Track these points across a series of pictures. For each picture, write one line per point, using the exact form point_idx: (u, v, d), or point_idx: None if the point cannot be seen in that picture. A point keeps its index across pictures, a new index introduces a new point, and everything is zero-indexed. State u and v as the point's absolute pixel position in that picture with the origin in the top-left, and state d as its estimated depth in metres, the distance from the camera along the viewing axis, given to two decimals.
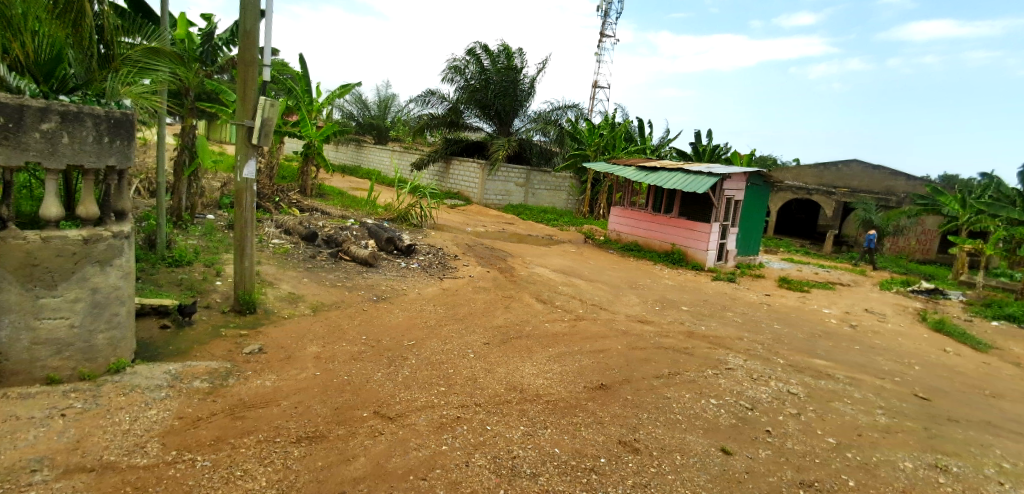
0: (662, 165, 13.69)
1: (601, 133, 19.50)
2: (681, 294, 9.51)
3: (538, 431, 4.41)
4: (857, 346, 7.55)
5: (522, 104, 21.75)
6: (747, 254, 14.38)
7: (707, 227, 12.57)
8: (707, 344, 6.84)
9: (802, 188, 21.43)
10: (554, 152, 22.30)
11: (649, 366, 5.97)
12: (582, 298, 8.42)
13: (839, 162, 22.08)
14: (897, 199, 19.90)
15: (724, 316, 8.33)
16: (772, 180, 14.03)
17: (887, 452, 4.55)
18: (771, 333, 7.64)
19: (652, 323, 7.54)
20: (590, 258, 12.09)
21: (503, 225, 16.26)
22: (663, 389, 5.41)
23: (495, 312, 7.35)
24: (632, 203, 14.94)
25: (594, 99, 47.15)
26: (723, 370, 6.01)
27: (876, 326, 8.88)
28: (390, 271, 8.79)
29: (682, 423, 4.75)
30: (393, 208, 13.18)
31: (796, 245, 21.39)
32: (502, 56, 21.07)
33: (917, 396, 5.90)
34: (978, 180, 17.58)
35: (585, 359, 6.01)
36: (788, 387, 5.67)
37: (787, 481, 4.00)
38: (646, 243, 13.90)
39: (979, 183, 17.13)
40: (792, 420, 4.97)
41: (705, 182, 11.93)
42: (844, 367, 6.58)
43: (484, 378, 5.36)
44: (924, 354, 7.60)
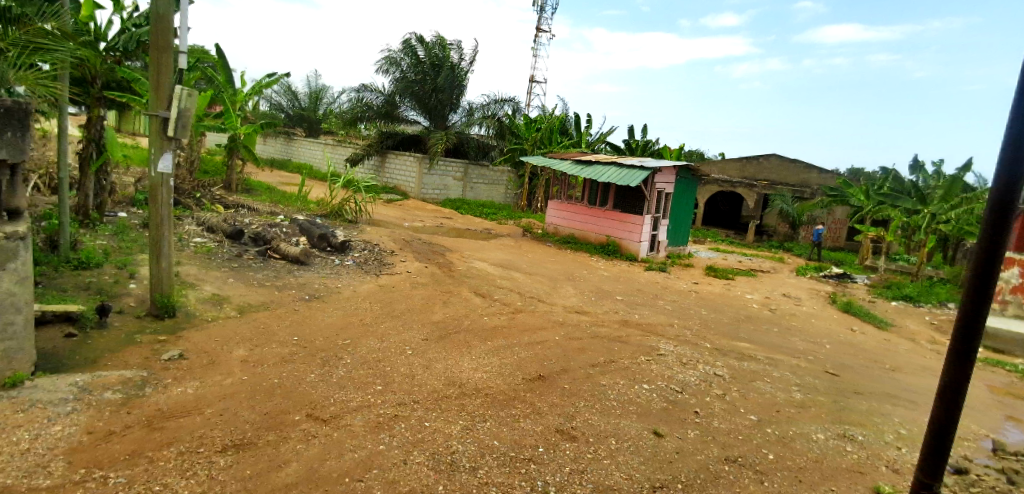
0: (597, 159, 14.04)
1: (538, 127, 19.68)
2: (615, 284, 9.80)
3: (476, 425, 4.41)
4: (775, 329, 8.06)
5: (459, 97, 21.54)
6: (677, 244, 15.04)
7: (639, 219, 13.01)
8: (639, 332, 7.10)
9: (727, 181, 22.62)
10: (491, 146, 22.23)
11: (585, 355, 6.10)
12: (520, 290, 8.48)
13: (760, 156, 23.32)
14: (811, 191, 21.39)
15: (656, 304, 8.65)
16: (700, 174, 14.70)
17: (802, 426, 4.90)
18: (699, 319, 8.03)
19: (588, 313, 7.71)
20: (528, 251, 12.21)
21: (442, 220, 16.07)
22: (599, 377, 5.55)
23: (434, 308, 7.27)
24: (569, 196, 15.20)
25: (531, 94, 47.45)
26: (654, 355, 6.25)
27: (793, 309, 9.54)
28: (323, 268, 8.49)
29: (617, 410, 4.88)
30: (326, 203, 12.74)
31: (722, 235, 22.55)
32: (437, 48, 20.89)
33: (828, 372, 6.38)
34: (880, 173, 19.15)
35: (524, 352, 6.07)
36: (714, 370, 5.96)
37: (713, 458, 4.23)
38: (582, 235, 14.18)
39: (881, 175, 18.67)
40: (718, 401, 5.24)
41: (638, 176, 12.34)
42: (765, 348, 7.00)
43: (422, 375, 5.29)
44: (834, 334, 8.24)
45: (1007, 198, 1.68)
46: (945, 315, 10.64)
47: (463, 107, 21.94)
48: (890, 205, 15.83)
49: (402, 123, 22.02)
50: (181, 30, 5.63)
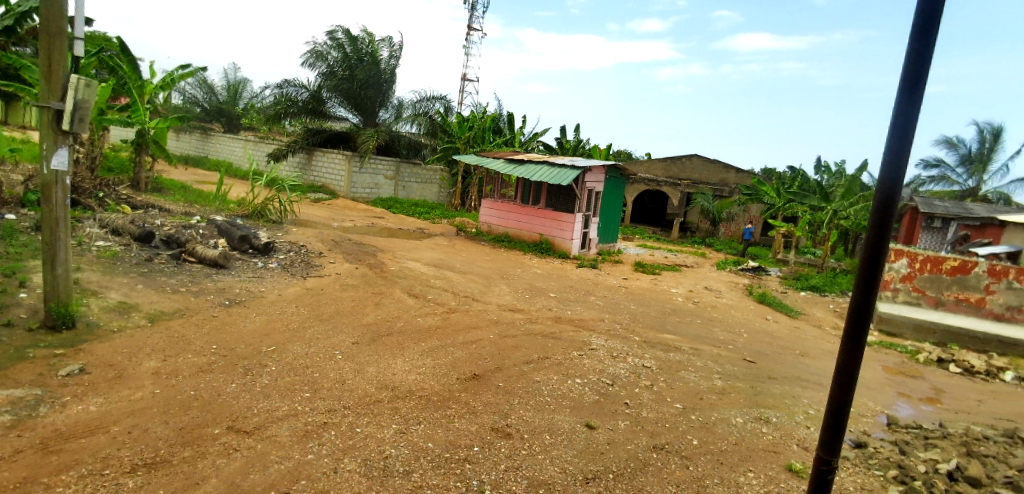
0: (529, 158, 14.19)
1: (471, 126, 19.61)
2: (548, 281, 9.94)
3: (410, 428, 4.33)
4: (699, 320, 8.49)
5: (389, 94, 21.13)
6: (607, 242, 15.51)
7: (571, 217, 13.28)
8: (572, 327, 7.25)
9: (653, 180, 23.59)
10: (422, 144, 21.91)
11: (520, 353, 6.15)
12: (454, 290, 8.41)
13: (683, 156, 24.51)
14: (729, 190, 22.73)
15: (588, 300, 8.86)
16: (628, 173, 15.23)
17: (723, 411, 5.19)
18: (628, 313, 8.30)
19: (522, 311, 7.78)
20: (462, 250, 12.14)
21: (373, 219, 15.66)
22: (533, 374, 5.61)
23: (365, 310, 7.07)
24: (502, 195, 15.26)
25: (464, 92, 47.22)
26: (586, 350, 6.40)
27: (714, 301, 10.08)
28: (245, 271, 8.04)
29: (551, 405, 4.96)
30: (247, 203, 12.06)
31: (649, 232, 23.48)
32: (365, 43, 20.46)
33: (745, 359, 6.80)
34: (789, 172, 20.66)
35: (458, 352, 6.02)
36: (642, 362, 6.19)
37: (642, 447, 4.40)
38: (516, 234, 14.30)
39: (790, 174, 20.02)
40: (646, 391, 5.44)
41: (569, 175, 12.59)
42: (689, 339, 7.36)
43: (353, 379, 5.12)
44: (751, 323, 8.80)
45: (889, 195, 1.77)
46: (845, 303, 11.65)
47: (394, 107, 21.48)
48: (798, 202, 17.08)
49: (330, 120, 21.16)
50: (77, 13, 5.11)
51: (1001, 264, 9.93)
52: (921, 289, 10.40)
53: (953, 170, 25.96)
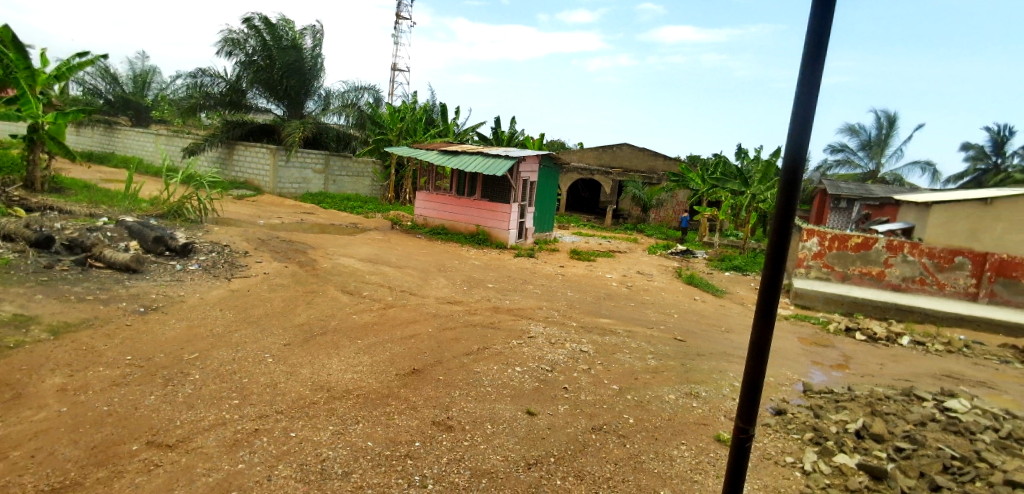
0: (463, 149, 14.09)
1: (403, 117, 19.19)
2: (486, 272, 9.95)
3: (348, 428, 4.21)
4: (632, 303, 8.79)
5: (314, 84, 20.47)
6: (543, 231, 15.74)
7: (507, 207, 13.32)
8: (511, 316, 7.30)
9: (585, 169, 24.15)
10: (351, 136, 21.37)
11: (459, 345, 6.13)
12: (390, 285, 8.25)
13: (614, 145, 25.20)
14: (657, 177, 23.71)
15: (526, 289, 8.95)
16: (561, 162, 15.46)
17: (656, 389, 5.41)
18: (565, 300, 8.46)
19: (460, 303, 7.75)
20: (398, 244, 11.90)
21: (302, 215, 15.04)
22: (473, 365, 5.60)
23: (296, 310, 6.79)
24: (437, 187, 15.11)
25: (395, 81, 46.18)
26: (526, 338, 6.47)
27: (646, 285, 10.47)
28: (161, 275, 7.50)
29: (491, 395, 4.98)
30: (162, 202, 11.24)
31: (584, 220, 24.02)
32: (284, 31, 19.46)
33: (676, 339, 7.12)
34: (711, 159, 21.77)
35: (396, 347, 5.91)
36: (580, 347, 6.33)
37: (581, 429, 4.52)
38: (452, 226, 14.19)
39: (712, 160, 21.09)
40: (584, 375, 5.58)
41: (503, 166, 12.62)
42: (623, 322, 7.62)
43: (286, 382, 4.92)
44: (680, 304, 9.22)
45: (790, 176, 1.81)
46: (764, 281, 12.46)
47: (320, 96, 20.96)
48: (720, 188, 18.03)
49: (252, 112, 20.26)
50: None
51: (898, 239, 10.91)
52: (831, 265, 11.27)
53: (855, 153, 28.25)
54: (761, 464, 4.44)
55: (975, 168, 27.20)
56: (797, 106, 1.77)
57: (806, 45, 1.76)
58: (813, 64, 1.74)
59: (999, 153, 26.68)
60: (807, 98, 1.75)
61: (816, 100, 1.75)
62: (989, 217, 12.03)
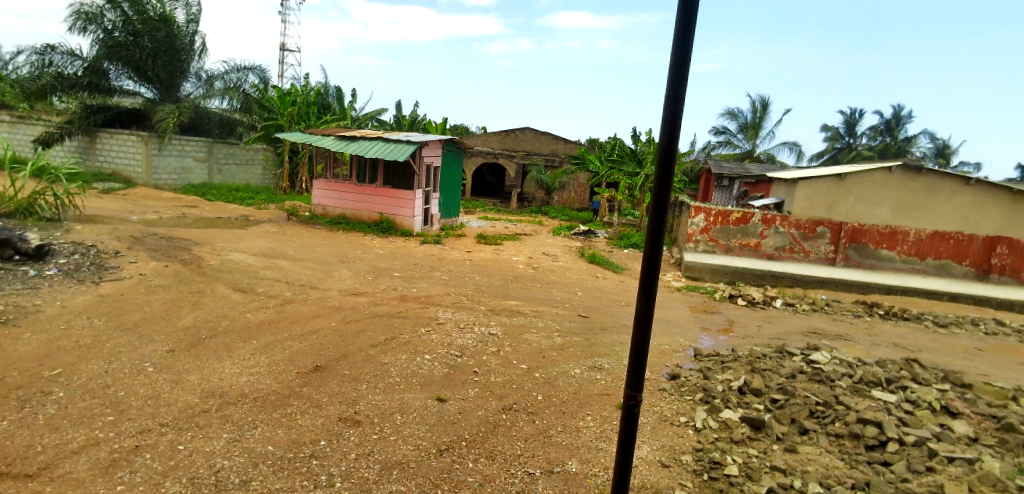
0: (361, 134, 13.56)
1: (294, 100, 17.99)
2: (392, 261, 9.73)
3: (245, 434, 3.95)
4: (538, 284, 9.01)
5: (189, 63, 18.76)
6: (450, 216, 15.65)
7: (410, 194, 13.04)
8: (418, 304, 7.20)
9: (490, 153, 24.36)
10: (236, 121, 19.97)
11: (365, 337, 5.95)
12: (288, 279, 7.80)
13: (516, 129, 25.54)
14: (559, 160, 24.51)
15: (433, 276, 8.86)
16: (465, 146, 15.39)
17: (562, 365, 5.60)
18: (473, 285, 8.49)
19: (365, 294, 7.51)
20: (296, 236, 11.24)
21: (184, 209, 13.73)
22: (381, 356, 5.47)
23: (181, 313, 6.21)
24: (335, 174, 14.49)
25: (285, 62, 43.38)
26: (434, 325, 6.43)
27: (551, 265, 10.77)
28: (10, 283, 6.51)
29: (400, 385, 4.89)
30: (6, 198, 9.71)
31: (490, 204, 24.18)
32: (150, 4, 17.46)
33: (580, 315, 7.42)
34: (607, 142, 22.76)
35: (295, 345, 5.60)
36: (489, 330, 6.41)
37: (492, 410, 4.59)
38: (354, 215, 13.69)
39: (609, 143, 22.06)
40: (493, 357, 5.65)
41: (404, 151, 12.34)
42: (530, 303, 7.80)
43: (171, 392, 4.51)
44: (584, 282, 9.59)
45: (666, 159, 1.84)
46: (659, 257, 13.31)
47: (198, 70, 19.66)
48: (616, 169, 18.95)
49: (117, 96, 18.12)
50: None
51: (771, 213, 12.07)
52: (716, 238, 12.27)
53: (735, 135, 30.80)
54: (659, 426, 4.78)
55: (833, 147, 30.68)
56: (667, 92, 1.79)
57: (674, 33, 1.78)
58: (681, 51, 1.76)
59: (851, 134, 30.33)
60: (676, 85, 1.78)
61: (685, 86, 1.78)
62: (842, 191, 13.72)
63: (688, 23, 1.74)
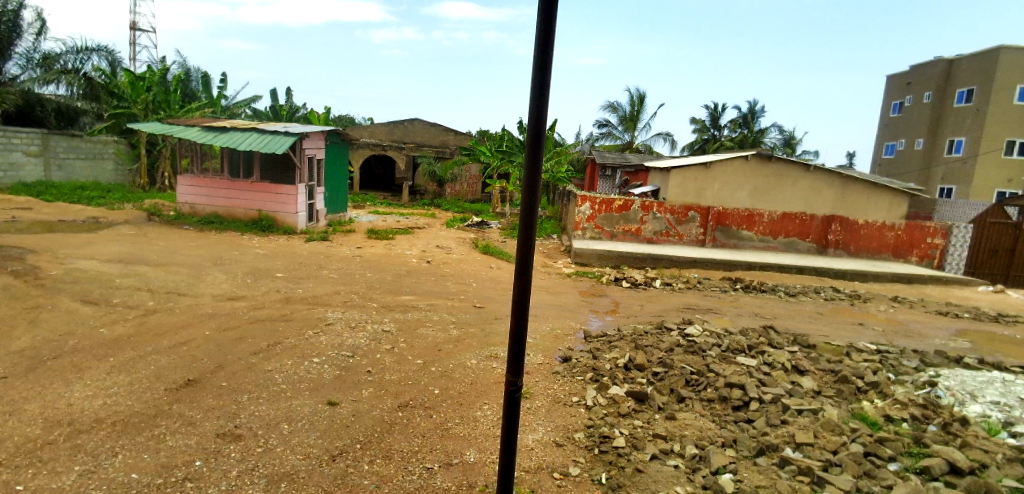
0: (232, 125, 12.50)
1: (149, 87, 16.05)
2: (274, 261, 9.12)
3: (103, 463, 3.50)
4: (433, 278, 8.94)
5: (13, 42, 16.21)
6: (337, 212, 14.97)
7: (292, 189, 12.27)
8: (305, 306, 6.82)
9: (378, 145, 23.67)
10: (78, 110, 17.65)
11: (245, 344, 5.53)
12: (151, 287, 7.01)
13: (405, 121, 25.10)
14: (450, 152, 24.56)
15: (320, 275, 8.43)
16: (350, 138, 14.81)
17: (459, 357, 5.62)
18: (364, 282, 8.22)
19: (244, 298, 6.98)
20: (160, 239, 10.12)
21: (13, 212, 11.76)
22: (264, 364, 5.11)
23: (14, 333, 5.33)
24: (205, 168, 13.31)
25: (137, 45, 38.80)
26: (323, 326, 6.13)
27: (445, 258, 10.73)
28: None
29: (286, 392, 4.62)
30: None
31: (380, 198, 23.49)
32: None
33: (475, 306, 7.49)
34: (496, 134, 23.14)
35: (162, 360, 5.06)
36: (382, 327, 6.25)
37: (387, 409, 4.49)
38: (229, 213, 12.69)
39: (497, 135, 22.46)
40: (387, 355, 5.52)
41: (283, 143, 11.57)
42: (425, 296, 7.72)
43: (3, 426, 3.86)
44: (478, 273, 9.69)
45: (536, 135, 2.01)
46: (551, 245, 13.80)
47: (29, 50, 17.29)
48: (505, 160, 19.40)
49: None
50: None
51: (649, 199, 13.00)
52: (601, 225, 12.98)
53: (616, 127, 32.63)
54: (554, 408, 4.98)
55: (701, 138, 33.56)
56: (534, 80, 1.99)
57: (539, 23, 1.99)
58: (545, 45, 1.98)
59: (715, 126, 33.40)
60: (542, 71, 2.00)
61: (549, 72, 2.00)
62: (709, 178, 15.14)
63: (549, 16, 1.97)
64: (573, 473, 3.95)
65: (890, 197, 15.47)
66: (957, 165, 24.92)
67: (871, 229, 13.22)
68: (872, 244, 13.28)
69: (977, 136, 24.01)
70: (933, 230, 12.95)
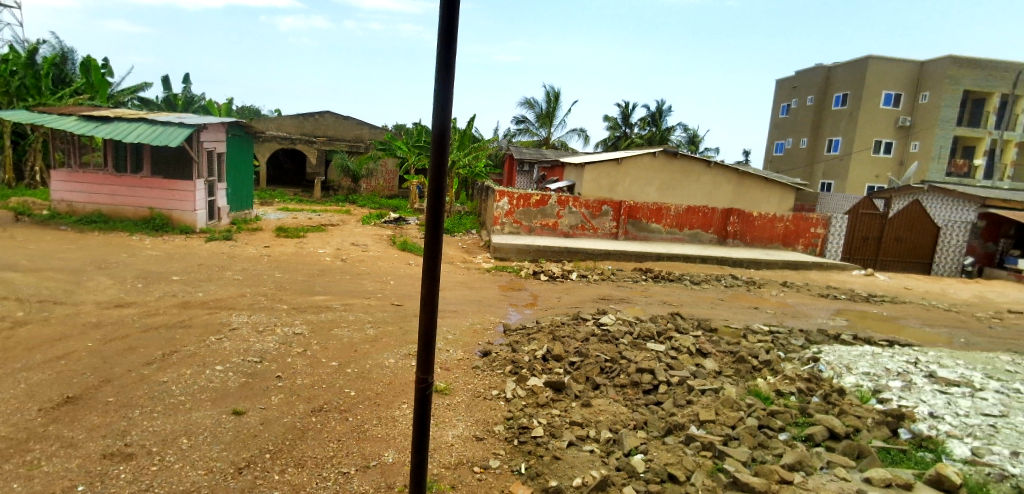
0: (117, 114, 11.38)
1: (13, 70, 14.25)
2: (169, 263, 8.43)
3: None
4: (348, 276, 8.67)
5: None
6: (241, 209, 14.09)
7: (190, 185, 11.38)
8: (206, 310, 6.37)
9: (286, 138, 22.51)
10: None
11: (136, 354, 5.08)
12: (20, 296, 6.23)
13: (315, 113, 24.05)
14: (364, 146, 23.84)
15: (222, 277, 7.90)
16: (254, 130, 13.96)
17: (377, 357, 5.50)
18: (272, 283, 7.80)
19: (134, 304, 6.39)
20: (32, 241, 9.01)
21: None
22: (159, 375, 4.73)
23: None
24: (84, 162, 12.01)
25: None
26: (227, 332, 5.76)
27: (361, 256, 10.42)
28: None
29: (186, 404, 4.30)
30: None
31: (289, 194, 22.34)
32: None
33: (392, 304, 7.36)
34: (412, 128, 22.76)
35: (35, 377, 4.52)
36: (293, 329, 5.97)
37: (299, 415, 4.30)
38: (115, 211, 11.55)
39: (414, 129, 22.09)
40: (299, 359, 5.29)
41: (177, 135, 10.70)
42: (340, 296, 7.48)
43: None
44: (395, 270, 9.51)
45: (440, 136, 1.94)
46: (470, 240, 13.82)
47: None
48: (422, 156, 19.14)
49: None
50: None
51: (564, 194, 13.38)
52: (519, 220, 13.21)
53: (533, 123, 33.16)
54: (474, 402, 5.02)
55: (614, 135, 34.93)
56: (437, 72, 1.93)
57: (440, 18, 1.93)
58: (449, 34, 1.91)
59: (626, 124, 34.84)
60: (445, 65, 1.92)
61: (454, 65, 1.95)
62: (620, 173, 15.86)
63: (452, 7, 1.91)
64: (493, 466, 4.00)
65: (780, 191, 16.93)
66: (835, 162, 27.67)
67: (764, 221, 14.42)
68: (765, 235, 14.51)
69: (852, 136, 26.78)
70: (815, 221, 14.33)
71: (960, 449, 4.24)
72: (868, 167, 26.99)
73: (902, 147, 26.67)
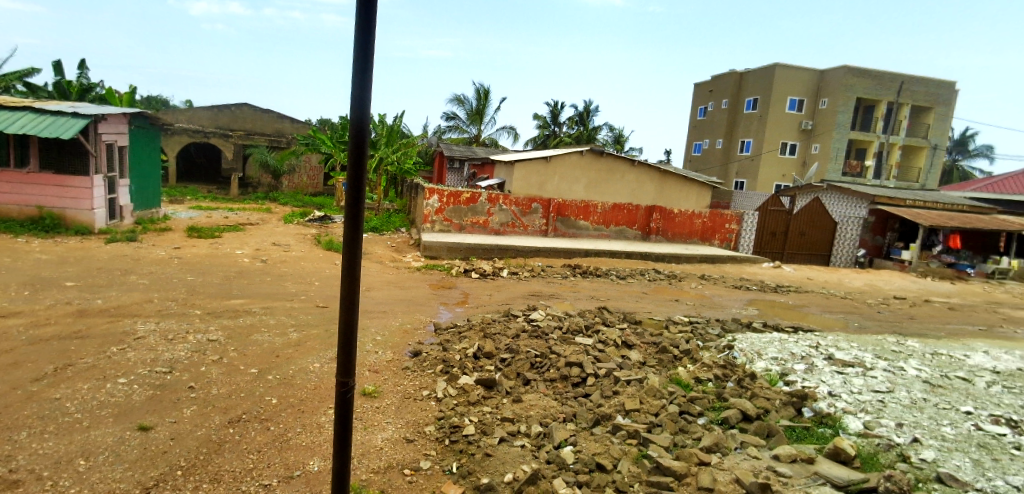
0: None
1: None
2: (61, 267, 7.66)
3: None
4: (268, 278, 8.27)
5: None
6: (147, 208, 13.05)
7: (86, 181, 10.40)
8: (106, 319, 5.86)
9: (197, 131, 21.07)
10: None
11: (21, 370, 4.58)
12: None
13: (231, 105, 22.70)
14: (286, 141, 22.74)
15: (125, 282, 7.28)
16: (161, 122, 12.96)
17: (300, 362, 5.30)
18: (183, 287, 7.30)
19: (19, 314, 5.76)
20: None
21: None
22: (49, 391, 4.30)
23: None
24: None
25: None
26: (131, 341, 5.33)
27: (283, 256, 9.96)
28: None
29: (83, 422, 3.94)
30: None
31: (202, 191, 20.90)
32: None
33: (317, 306, 7.11)
34: (337, 123, 21.99)
35: None
36: (207, 336, 5.62)
37: (214, 427, 4.06)
38: None
39: (339, 124, 21.36)
40: (214, 367, 4.98)
41: (71, 126, 9.72)
42: (259, 299, 7.12)
43: None
44: (319, 271, 9.17)
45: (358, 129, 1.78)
46: (399, 239, 13.56)
47: None
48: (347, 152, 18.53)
49: None
50: None
51: (495, 192, 13.47)
52: (449, 218, 13.14)
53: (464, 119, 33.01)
54: (404, 404, 4.95)
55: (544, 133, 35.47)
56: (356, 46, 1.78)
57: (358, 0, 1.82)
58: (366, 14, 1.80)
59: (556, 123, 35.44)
60: (365, 41, 1.79)
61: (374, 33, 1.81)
62: (549, 171, 16.15)
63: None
64: (424, 467, 3.98)
65: (699, 190, 17.90)
66: (749, 162, 29.59)
67: (684, 217, 15.19)
68: (686, 230, 15.28)
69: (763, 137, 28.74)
70: (729, 217, 15.28)
71: (854, 423, 4.69)
72: (777, 165, 29.11)
73: (806, 148, 28.97)
